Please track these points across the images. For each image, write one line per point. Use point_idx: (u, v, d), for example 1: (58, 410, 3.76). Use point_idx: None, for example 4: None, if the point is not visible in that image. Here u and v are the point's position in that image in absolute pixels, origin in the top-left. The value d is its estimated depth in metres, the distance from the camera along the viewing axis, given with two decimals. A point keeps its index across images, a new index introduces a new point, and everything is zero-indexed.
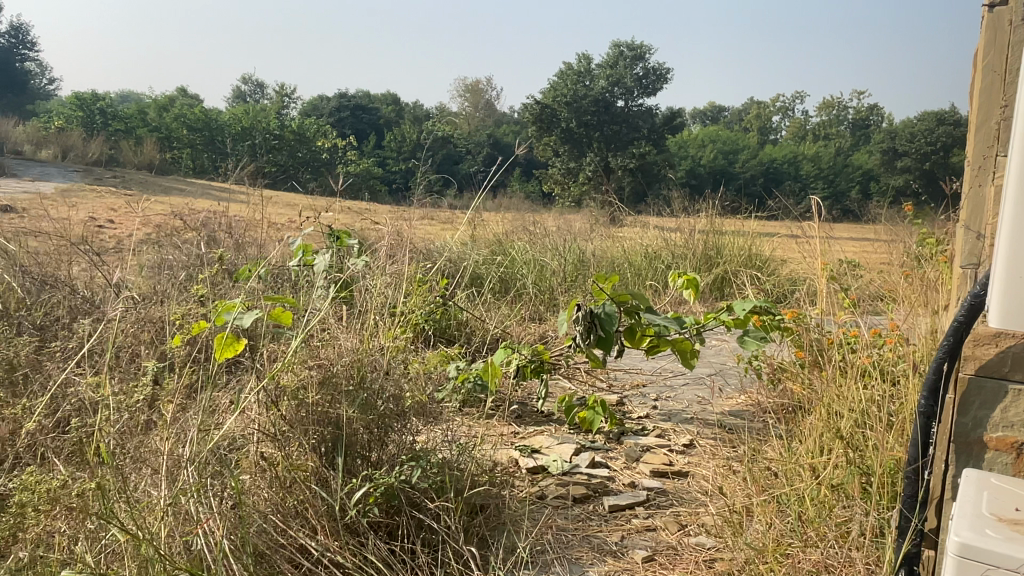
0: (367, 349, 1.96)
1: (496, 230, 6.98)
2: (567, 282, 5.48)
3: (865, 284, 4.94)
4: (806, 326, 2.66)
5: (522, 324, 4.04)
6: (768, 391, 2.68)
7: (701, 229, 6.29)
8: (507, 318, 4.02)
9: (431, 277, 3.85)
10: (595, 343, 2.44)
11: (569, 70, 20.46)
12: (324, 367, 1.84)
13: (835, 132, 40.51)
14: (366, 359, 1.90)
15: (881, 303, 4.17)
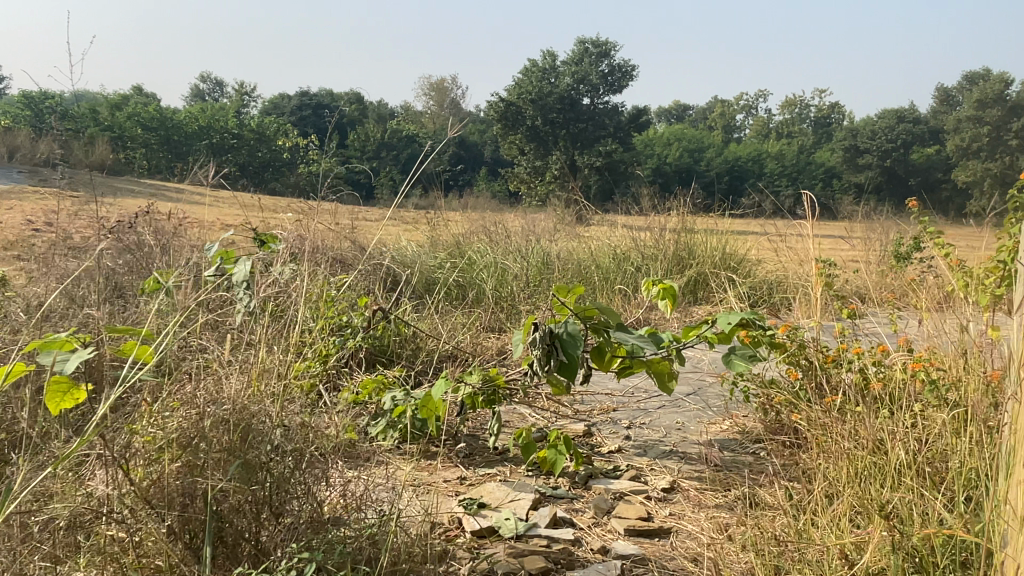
0: (256, 397, 1.53)
1: (455, 232, 6.55)
2: (530, 287, 5.06)
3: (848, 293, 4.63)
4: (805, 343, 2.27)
5: (478, 338, 3.62)
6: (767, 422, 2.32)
7: (672, 227, 5.91)
8: (460, 331, 3.59)
9: (377, 292, 3.41)
10: (556, 370, 1.99)
11: (534, 67, 20.10)
12: (197, 422, 1.42)
13: (797, 130, 40.91)
14: (253, 409, 1.48)
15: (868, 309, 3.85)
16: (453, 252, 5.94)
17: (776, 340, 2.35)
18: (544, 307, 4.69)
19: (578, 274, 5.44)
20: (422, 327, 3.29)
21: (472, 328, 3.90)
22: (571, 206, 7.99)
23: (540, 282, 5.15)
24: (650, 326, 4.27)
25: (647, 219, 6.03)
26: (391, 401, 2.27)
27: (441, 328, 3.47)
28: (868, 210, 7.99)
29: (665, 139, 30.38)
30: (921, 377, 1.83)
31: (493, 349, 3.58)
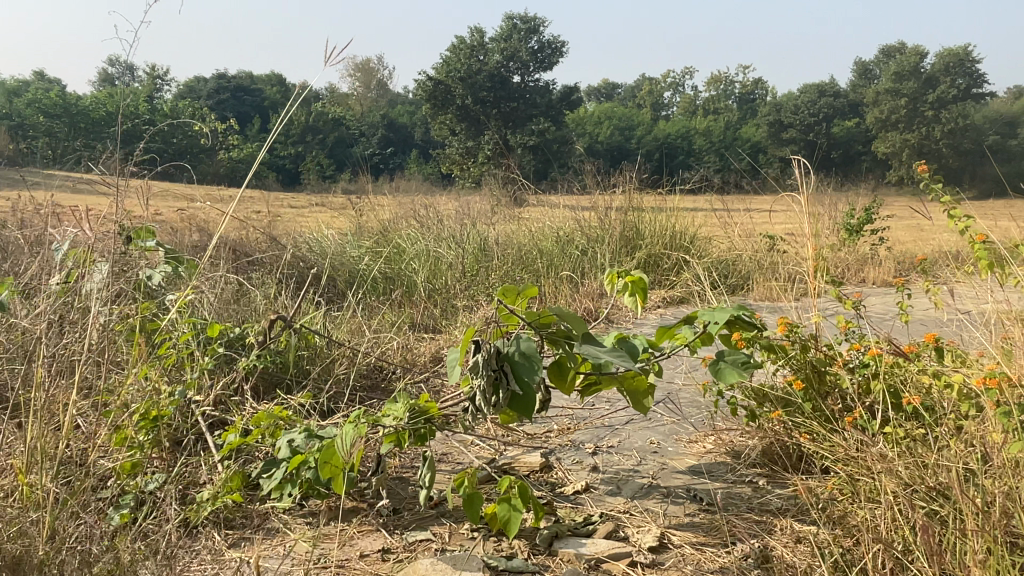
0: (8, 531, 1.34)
1: (383, 217, 5.98)
2: (467, 276, 4.54)
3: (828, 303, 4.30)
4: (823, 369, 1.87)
5: (407, 345, 3.10)
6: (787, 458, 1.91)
7: (619, 205, 5.44)
8: (386, 339, 3.05)
9: (280, 306, 2.86)
10: (508, 406, 1.45)
11: (462, 44, 19.34)
12: None
13: (723, 105, 41.54)
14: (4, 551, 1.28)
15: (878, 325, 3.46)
16: (379, 239, 5.36)
17: (773, 345, 1.90)
18: (483, 302, 4.19)
19: (517, 260, 4.87)
20: (335, 337, 2.72)
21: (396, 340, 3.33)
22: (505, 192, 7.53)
23: (478, 270, 4.61)
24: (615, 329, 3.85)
25: (592, 194, 5.58)
26: (288, 446, 1.72)
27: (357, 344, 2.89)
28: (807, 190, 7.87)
29: (595, 119, 30.30)
30: (1000, 415, 1.44)
31: (425, 360, 3.04)
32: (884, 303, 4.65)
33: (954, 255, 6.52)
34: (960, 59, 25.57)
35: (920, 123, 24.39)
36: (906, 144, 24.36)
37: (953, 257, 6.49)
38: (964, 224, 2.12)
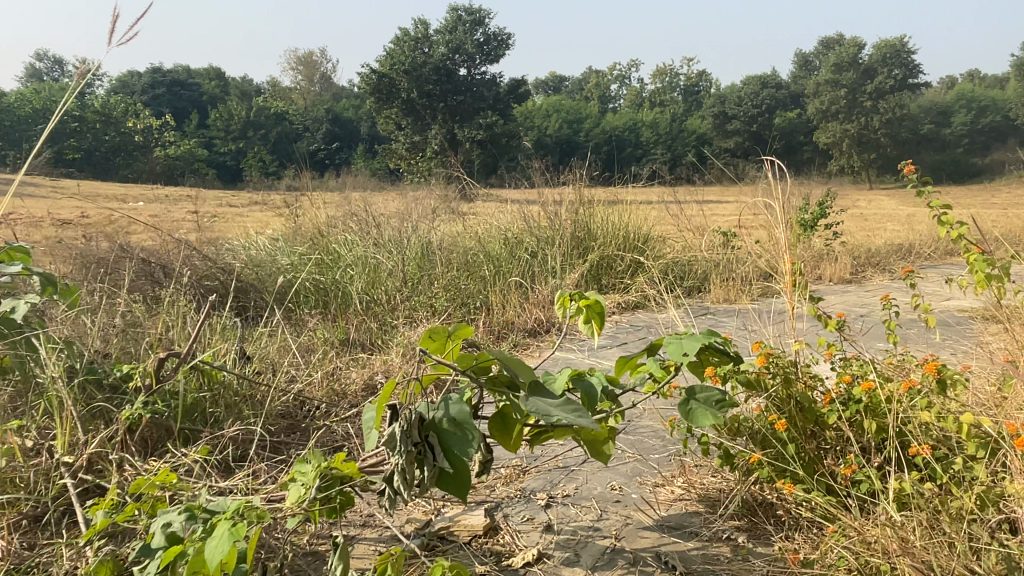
0: None
1: (320, 218, 5.62)
2: (408, 285, 4.18)
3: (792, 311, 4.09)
4: (811, 409, 1.62)
5: (336, 374, 2.77)
6: (772, 511, 1.66)
7: (569, 204, 5.16)
8: (311, 369, 2.72)
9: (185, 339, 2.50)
10: (437, 484, 1.13)
11: (406, 36, 18.85)
12: None
13: (669, 98, 42.11)
14: None
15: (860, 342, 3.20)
16: (314, 244, 4.97)
17: (751, 379, 1.63)
18: (424, 316, 3.85)
19: (462, 263, 4.53)
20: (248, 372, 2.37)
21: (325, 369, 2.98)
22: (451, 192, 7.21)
23: (419, 278, 4.26)
24: (570, 342, 3.58)
25: (541, 192, 5.28)
26: (164, 533, 1.37)
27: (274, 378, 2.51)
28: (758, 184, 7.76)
29: (544, 113, 30.20)
30: None
31: (357, 390, 2.69)
32: (845, 304, 4.46)
33: (907, 247, 6.44)
34: (897, 49, 26.20)
35: (858, 113, 25.19)
36: (846, 135, 25.32)
37: (907, 249, 6.41)
38: (958, 232, 1.92)
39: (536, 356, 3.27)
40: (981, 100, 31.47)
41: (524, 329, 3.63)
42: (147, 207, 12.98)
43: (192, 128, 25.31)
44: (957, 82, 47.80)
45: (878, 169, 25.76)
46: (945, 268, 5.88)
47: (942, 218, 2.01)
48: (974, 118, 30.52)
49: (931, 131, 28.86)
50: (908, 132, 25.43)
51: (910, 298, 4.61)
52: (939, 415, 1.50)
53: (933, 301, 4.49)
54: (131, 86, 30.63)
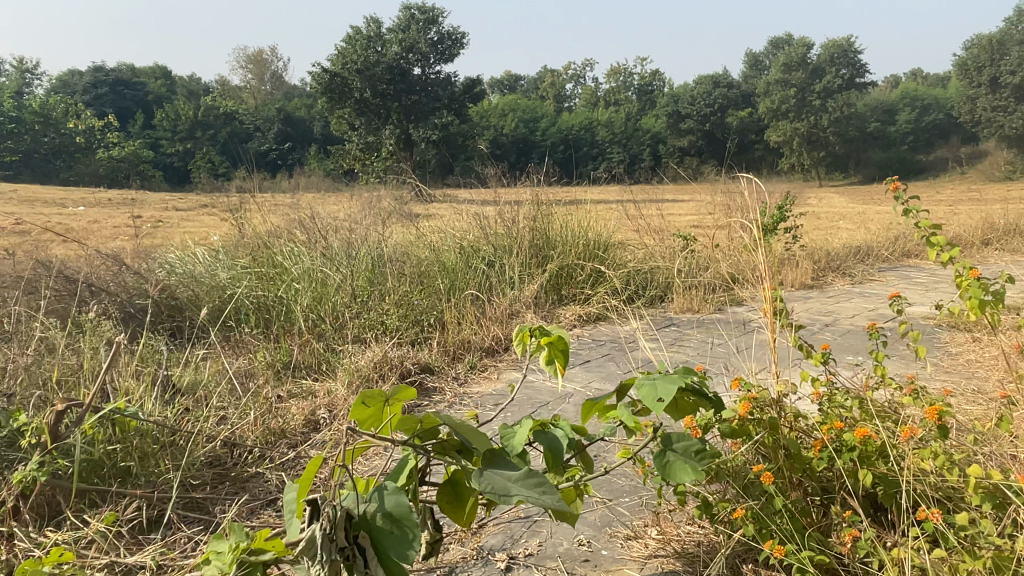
0: None
1: (266, 226, 5.36)
2: (357, 300, 3.93)
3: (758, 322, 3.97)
4: (801, 459, 1.46)
5: (273, 410, 2.53)
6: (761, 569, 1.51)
7: (527, 210, 4.97)
8: (246, 407, 2.48)
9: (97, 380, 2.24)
10: None
11: (358, 35, 18.39)
12: None
13: (623, 98, 42.54)
14: None
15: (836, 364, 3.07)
16: (258, 256, 4.69)
17: (735, 428, 1.45)
18: (374, 334, 3.62)
19: (415, 272, 4.29)
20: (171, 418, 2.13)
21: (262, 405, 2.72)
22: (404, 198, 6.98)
23: (369, 292, 4.00)
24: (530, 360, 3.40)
25: (497, 197, 5.08)
26: None
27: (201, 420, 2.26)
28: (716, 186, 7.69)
29: (500, 112, 30.16)
30: None
31: (297, 426, 2.43)
32: (810, 312, 4.35)
33: (866, 249, 6.41)
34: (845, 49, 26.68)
35: (807, 111, 25.63)
36: (796, 133, 25.77)
37: (865, 251, 6.39)
38: (950, 255, 1.79)
39: (495, 379, 3.04)
40: (924, 98, 32.37)
41: (482, 348, 3.41)
42: (88, 212, 12.51)
43: (137, 128, 24.57)
44: (900, 81, 49.56)
45: (827, 166, 26.32)
46: (903, 271, 5.86)
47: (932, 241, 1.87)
48: (917, 116, 31.37)
49: (878, 129, 29.52)
50: (856, 129, 25.98)
51: (873, 306, 4.54)
52: (944, 470, 1.35)
53: (897, 309, 4.40)
54: (72, 84, 29.53)
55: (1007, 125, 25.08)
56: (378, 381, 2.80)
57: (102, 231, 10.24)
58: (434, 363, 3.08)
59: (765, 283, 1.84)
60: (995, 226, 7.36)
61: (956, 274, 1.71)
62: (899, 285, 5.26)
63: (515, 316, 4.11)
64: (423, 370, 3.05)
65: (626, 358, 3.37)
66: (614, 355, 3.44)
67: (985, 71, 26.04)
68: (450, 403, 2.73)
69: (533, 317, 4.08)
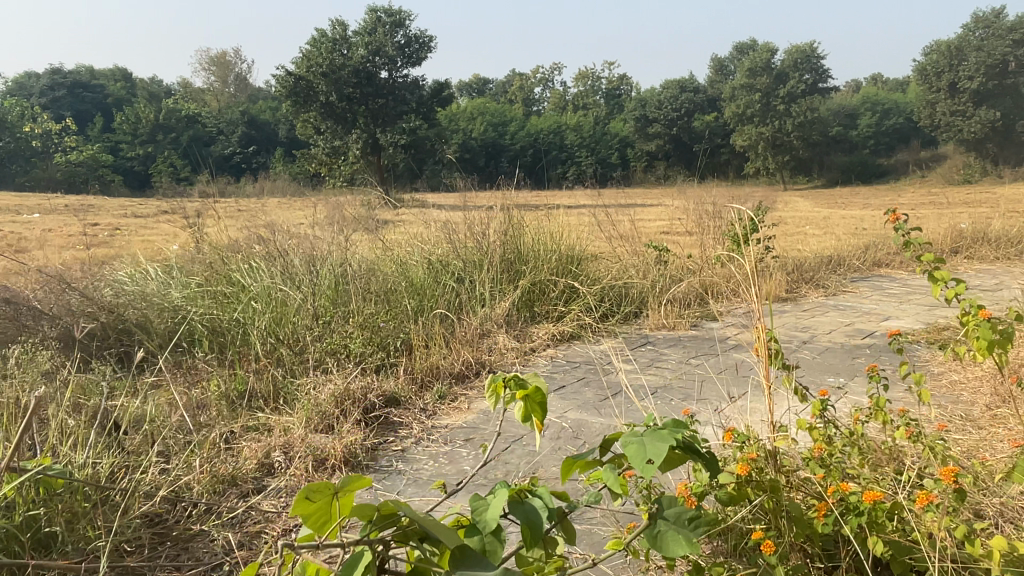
0: None
1: (226, 240, 5.12)
2: (319, 321, 3.74)
3: (737, 342, 3.84)
4: (806, 525, 1.33)
5: (221, 456, 2.34)
6: None
7: (497, 224, 4.83)
8: (191, 455, 2.28)
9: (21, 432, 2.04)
10: None
11: (322, 37, 17.97)
12: None
13: (592, 102, 42.79)
14: None
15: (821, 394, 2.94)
16: (214, 273, 4.47)
17: (733, 494, 1.32)
18: (337, 359, 3.42)
19: (381, 289, 4.10)
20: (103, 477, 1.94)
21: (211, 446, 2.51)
22: (370, 209, 6.79)
23: (332, 314, 3.81)
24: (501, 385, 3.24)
25: (467, 210, 4.92)
26: None
27: (141, 473, 2.08)
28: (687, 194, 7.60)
29: (468, 116, 30.09)
30: None
31: (249, 471, 2.24)
32: (787, 327, 4.24)
33: (838, 259, 6.36)
34: (808, 55, 26.94)
35: (772, 116, 25.88)
36: (761, 137, 26.05)
37: (838, 261, 6.34)
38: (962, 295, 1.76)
39: (466, 409, 2.87)
40: (884, 102, 32.96)
41: (451, 374, 3.23)
42: (42, 220, 12.12)
43: (96, 132, 23.99)
44: (861, 87, 50.56)
45: (792, 170, 26.63)
46: (876, 281, 5.81)
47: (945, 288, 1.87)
48: (879, 120, 31.93)
49: (841, 133, 29.95)
50: (820, 133, 26.31)
51: (849, 320, 4.47)
52: (964, 539, 1.24)
53: (874, 323, 4.33)
54: (28, 87, 28.75)
55: (966, 130, 25.57)
56: (339, 415, 2.60)
57: (58, 240, 9.90)
58: (401, 392, 2.89)
59: (759, 322, 1.73)
60: (962, 234, 7.38)
61: (965, 315, 1.66)
62: (874, 296, 5.20)
63: (487, 336, 3.94)
64: (390, 400, 2.85)
65: (603, 382, 3.20)
66: (589, 379, 3.28)
67: (944, 76, 26.50)
68: (418, 438, 2.54)
69: (505, 335, 3.92)
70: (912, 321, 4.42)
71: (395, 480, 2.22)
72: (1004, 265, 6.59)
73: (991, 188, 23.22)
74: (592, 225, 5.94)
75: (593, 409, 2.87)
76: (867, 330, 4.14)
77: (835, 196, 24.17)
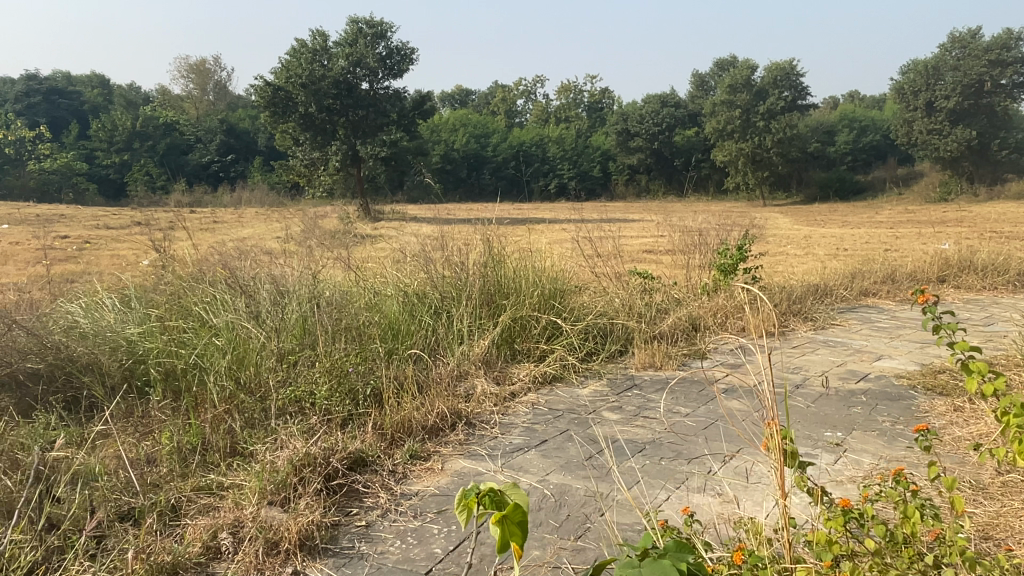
0: None
1: (191, 265, 4.84)
2: (285, 364, 3.49)
3: (730, 388, 3.63)
4: None
5: (160, 539, 2.09)
6: None
7: (477, 258, 4.62)
8: (128, 545, 2.03)
9: None
10: None
11: (302, 48, 17.61)
12: None
13: (574, 115, 42.92)
14: None
15: (823, 458, 2.74)
16: (176, 304, 4.21)
17: None
18: (302, 409, 3.17)
19: (353, 326, 3.88)
20: None
21: (153, 522, 2.26)
22: (346, 229, 6.55)
23: (299, 355, 3.57)
24: (477, 437, 3.01)
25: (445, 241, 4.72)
26: None
27: None
28: (673, 221, 7.42)
29: (451, 127, 30.14)
30: None
31: (192, 556, 2.00)
32: (777, 367, 4.04)
33: (825, 288, 6.22)
34: (788, 71, 26.58)
35: (752, 131, 25.94)
36: (741, 153, 26.18)
37: (825, 289, 6.18)
38: (997, 387, 1.72)
39: (439, 471, 2.64)
40: (862, 120, 33.28)
41: (424, 429, 3.00)
42: (11, 230, 11.81)
43: (71, 140, 23.57)
44: (839, 104, 51.16)
45: (771, 185, 26.73)
46: (864, 313, 5.66)
47: (972, 366, 1.81)
48: (856, 137, 32.25)
49: (820, 149, 30.17)
50: (799, 150, 26.38)
51: (839, 359, 4.30)
52: None
53: (867, 364, 4.15)
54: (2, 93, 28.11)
55: (942, 148, 25.82)
56: (298, 484, 2.36)
57: (23, 253, 9.61)
58: (369, 452, 2.66)
59: (775, 420, 1.59)
60: (950, 261, 7.26)
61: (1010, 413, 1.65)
62: (863, 331, 5.03)
63: (464, 379, 3.72)
64: (356, 461, 2.62)
65: (586, 435, 2.99)
66: (572, 431, 3.05)
67: (921, 95, 26.69)
68: (386, 511, 2.31)
69: (484, 379, 3.69)
70: (905, 362, 4.25)
71: (356, 568, 1.99)
72: (992, 296, 6.47)
73: (968, 207, 23.39)
74: (577, 258, 5.77)
75: (576, 469, 2.63)
76: (861, 373, 3.96)
77: (814, 212, 24.33)
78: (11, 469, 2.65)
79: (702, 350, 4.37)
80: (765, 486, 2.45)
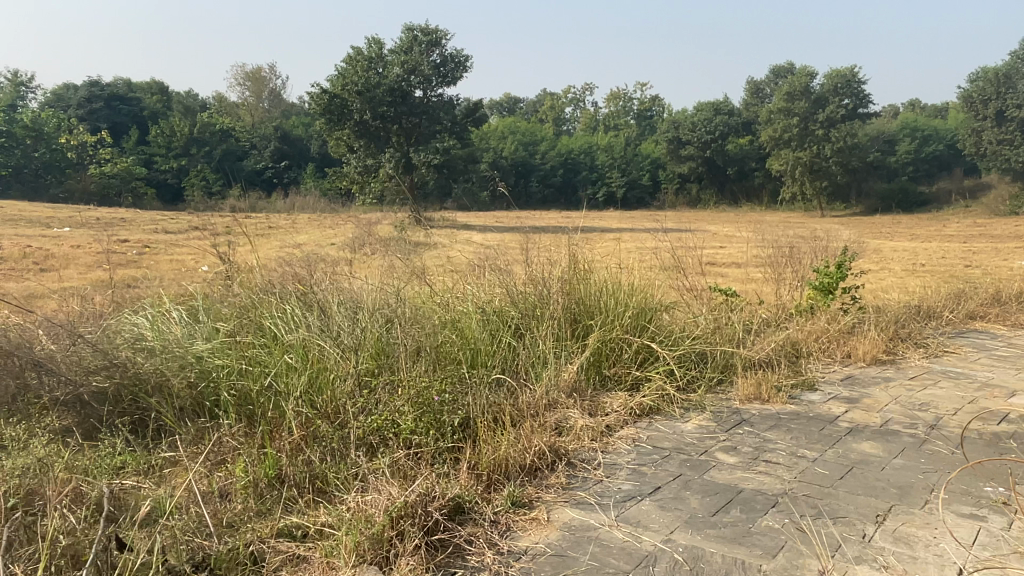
0: None
1: (259, 273, 4.59)
2: (363, 387, 3.21)
3: (858, 427, 3.23)
4: None
5: None
6: None
7: (561, 273, 4.28)
8: None
9: None
10: None
11: (358, 55, 17.61)
12: None
13: (623, 124, 42.55)
14: None
15: (994, 521, 2.33)
16: (245, 316, 3.95)
17: None
18: (385, 443, 2.87)
19: (433, 346, 3.58)
20: None
21: None
22: (413, 237, 6.31)
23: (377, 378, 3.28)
24: (577, 480, 2.67)
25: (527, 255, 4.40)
26: None
27: None
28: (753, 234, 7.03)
29: (499, 134, 30.10)
30: None
31: None
32: (899, 403, 3.63)
33: (928, 310, 5.74)
34: (850, 79, 25.33)
35: (810, 140, 25.07)
36: (798, 162, 25.34)
37: (928, 311, 5.70)
38: None
39: (547, 524, 2.32)
40: (924, 129, 32.06)
41: (522, 469, 2.68)
42: (73, 235, 11.96)
43: (132, 143, 24.11)
44: (899, 113, 49.21)
45: (829, 196, 25.74)
46: (976, 339, 5.18)
47: None
48: (918, 146, 31.07)
49: (880, 159, 29.14)
50: (860, 160, 25.46)
51: (968, 393, 3.85)
52: None
53: (1001, 400, 3.70)
54: (66, 99, 28.86)
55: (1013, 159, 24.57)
56: (395, 539, 2.07)
57: (87, 257, 9.70)
58: (466, 498, 2.36)
59: None
60: None
61: None
62: (983, 360, 4.56)
63: (553, 409, 3.40)
64: (455, 509, 2.31)
65: (705, 482, 2.64)
66: (688, 478, 2.70)
67: (991, 104, 25.44)
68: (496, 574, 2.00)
69: (576, 411, 3.35)
70: None
71: None
72: None
73: None
74: (660, 271, 5.44)
75: (706, 528, 2.28)
76: (997, 411, 3.53)
77: (876, 224, 23.41)
78: (76, 502, 2.41)
79: (810, 380, 3.98)
80: (942, 558, 2.10)
